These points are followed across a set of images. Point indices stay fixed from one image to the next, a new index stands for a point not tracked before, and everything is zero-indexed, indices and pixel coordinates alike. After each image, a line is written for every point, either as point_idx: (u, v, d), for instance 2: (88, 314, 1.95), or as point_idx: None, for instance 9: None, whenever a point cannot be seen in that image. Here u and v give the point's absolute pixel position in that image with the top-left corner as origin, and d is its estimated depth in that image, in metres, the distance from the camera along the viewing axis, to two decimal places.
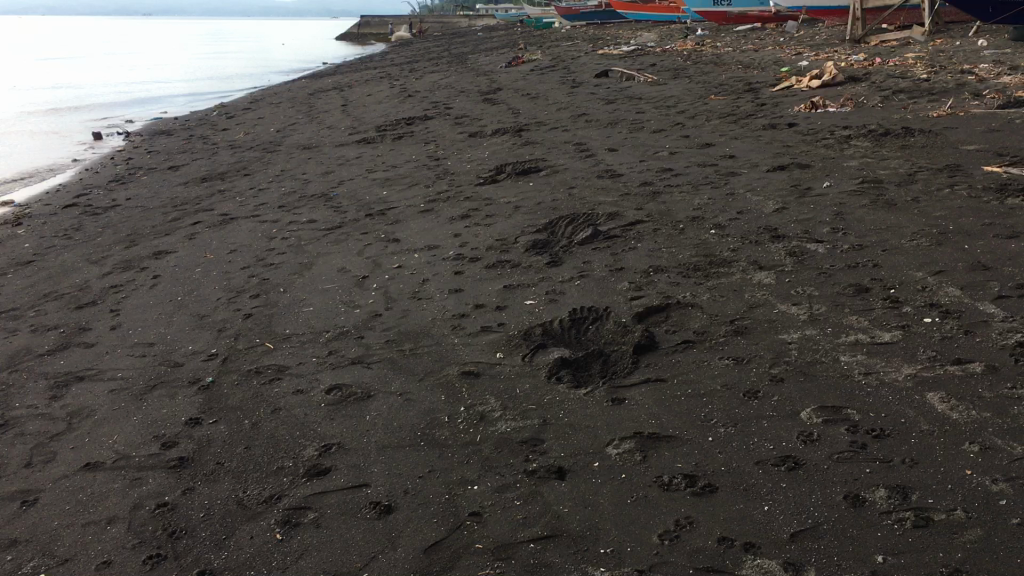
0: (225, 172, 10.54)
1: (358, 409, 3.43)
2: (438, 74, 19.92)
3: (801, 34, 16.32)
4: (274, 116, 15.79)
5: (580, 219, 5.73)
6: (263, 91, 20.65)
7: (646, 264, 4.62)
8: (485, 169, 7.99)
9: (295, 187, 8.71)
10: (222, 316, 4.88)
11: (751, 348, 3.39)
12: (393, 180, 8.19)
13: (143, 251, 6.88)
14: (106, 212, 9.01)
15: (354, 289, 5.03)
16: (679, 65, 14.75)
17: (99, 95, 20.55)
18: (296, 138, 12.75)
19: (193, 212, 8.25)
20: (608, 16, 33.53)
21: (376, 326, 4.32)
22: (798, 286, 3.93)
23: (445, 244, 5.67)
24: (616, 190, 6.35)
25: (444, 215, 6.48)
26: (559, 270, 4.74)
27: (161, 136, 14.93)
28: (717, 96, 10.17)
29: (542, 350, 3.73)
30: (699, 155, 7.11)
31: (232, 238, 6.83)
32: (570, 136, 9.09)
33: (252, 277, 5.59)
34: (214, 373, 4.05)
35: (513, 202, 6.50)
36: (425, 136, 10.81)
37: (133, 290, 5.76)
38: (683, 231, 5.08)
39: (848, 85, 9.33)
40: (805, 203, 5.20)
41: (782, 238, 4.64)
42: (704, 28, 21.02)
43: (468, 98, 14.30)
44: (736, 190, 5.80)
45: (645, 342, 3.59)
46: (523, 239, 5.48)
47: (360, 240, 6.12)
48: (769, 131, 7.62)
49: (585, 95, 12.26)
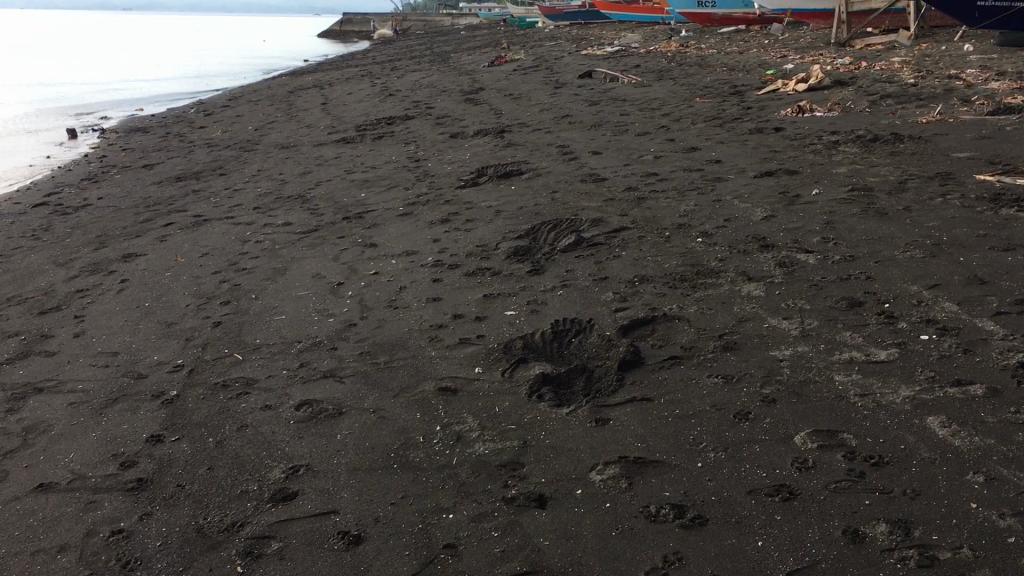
0: (201, 171, 10.32)
1: (329, 427, 3.26)
2: (420, 73, 19.74)
3: (786, 36, 16.25)
4: (253, 114, 15.56)
5: (563, 226, 5.58)
6: (242, 89, 20.38)
7: (631, 273, 4.47)
8: (466, 171, 7.83)
9: (272, 188, 8.52)
10: (191, 325, 4.69)
11: (742, 366, 3.25)
12: (372, 182, 8.02)
13: (113, 253, 6.67)
14: (78, 211, 8.78)
15: (328, 296, 4.86)
16: (663, 66, 14.63)
17: (75, 92, 20.23)
18: (275, 136, 12.54)
19: (167, 213, 8.04)
20: (592, 16, 33.42)
21: (350, 337, 4.15)
22: (789, 299, 3.79)
23: (424, 250, 5.51)
24: (600, 195, 6.21)
25: (423, 219, 6.31)
26: (541, 279, 4.59)
27: (137, 133, 14.67)
28: (702, 99, 10.06)
29: (522, 365, 3.58)
30: (685, 159, 6.98)
31: (205, 240, 6.64)
32: (553, 138, 8.95)
33: (223, 283, 5.40)
34: (179, 386, 3.87)
35: (494, 206, 6.34)
36: (406, 136, 10.64)
37: (100, 295, 5.56)
38: (669, 239, 4.94)
39: (835, 89, 9.24)
40: (794, 212, 5.08)
41: (771, 248, 4.51)
42: (689, 30, 20.95)
43: (450, 97, 14.13)
44: (722, 197, 5.67)
45: (630, 358, 3.44)
46: (504, 245, 5.33)
47: (337, 245, 5.95)
48: (755, 135, 7.51)
49: (569, 95, 12.12)
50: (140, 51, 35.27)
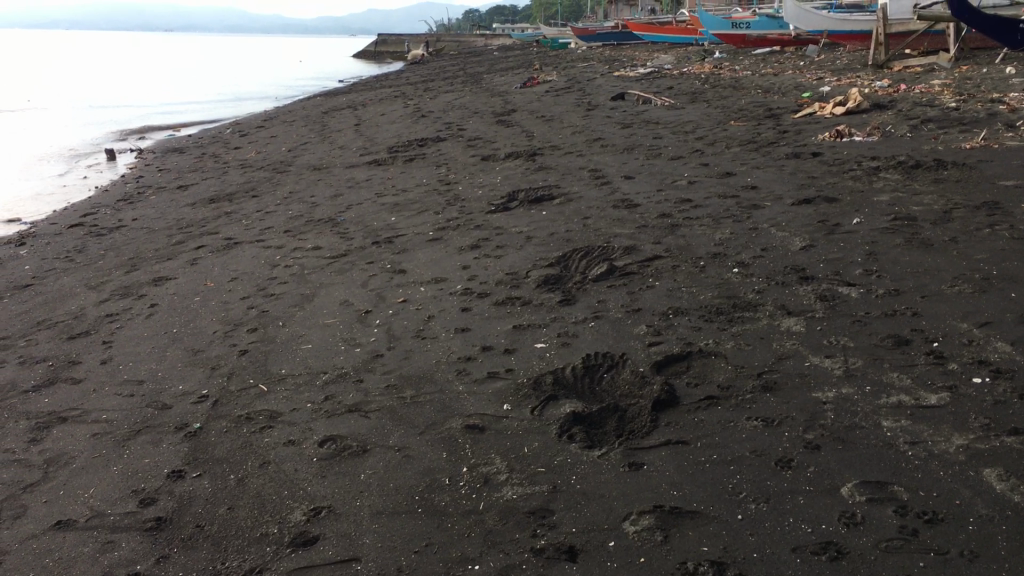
0: (234, 193, 10.32)
1: (353, 466, 3.16)
2: (452, 94, 19.77)
3: (822, 58, 16.08)
4: (286, 135, 15.62)
5: (594, 253, 5.47)
6: (277, 110, 20.50)
7: (665, 304, 4.35)
8: (498, 195, 7.74)
9: (303, 210, 8.48)
10: (216, 352, 4.62)
11: (782, 408, 3.12)
12: (402, 205, 7.96)
13: (143, 277, 6.65)
14: (111, 233, 8.80)
15: (355, 325, 4.77)
16: (697, 88, 14.50)
17: (113, 113, 20.46)
18: (308, 158, 12.55)
19: (198, 236, 8.02)
20: (625, 36, 33.35)
21: (376, 369, 4.06)
22: (831, 336, 3.66)
23: (453, 277, 5.42)
24: (633, 221, 6.09)
25: (453, 244, 6.22)
26: (572, 310, 4.47)
27: (172, 154, 14.77)
28: (737, 122, 9.93)
29: (552, 401, 3.46)
30: (720, 185, 6.86)
31: (235, 265, 6.59)
32: (585, 161, 8.86)
33: (251, 309, 5.33)
34: (202, 418, 3.78)
35: (525, 232, 6.24)
36: (437, 158, 10.60)
37: (128, 320, 5.52)
38: (704, 268, 4.81)
39: (873, 113, 9.07)
40: (834, 242, 4.95)
41: (811, 279, 4.38)
42: (723, 51, 20.83)
43: (482, 119, 14.10)
44: (759, 224, 5.54)
45: (665, 397, 3.31)
46: (534, 273, 5.22)
47: (366, 270, 5.87)
48: (793, 160, 7.36)
49: (601, 117, 12.04)
50: (178, 71, 35.72)
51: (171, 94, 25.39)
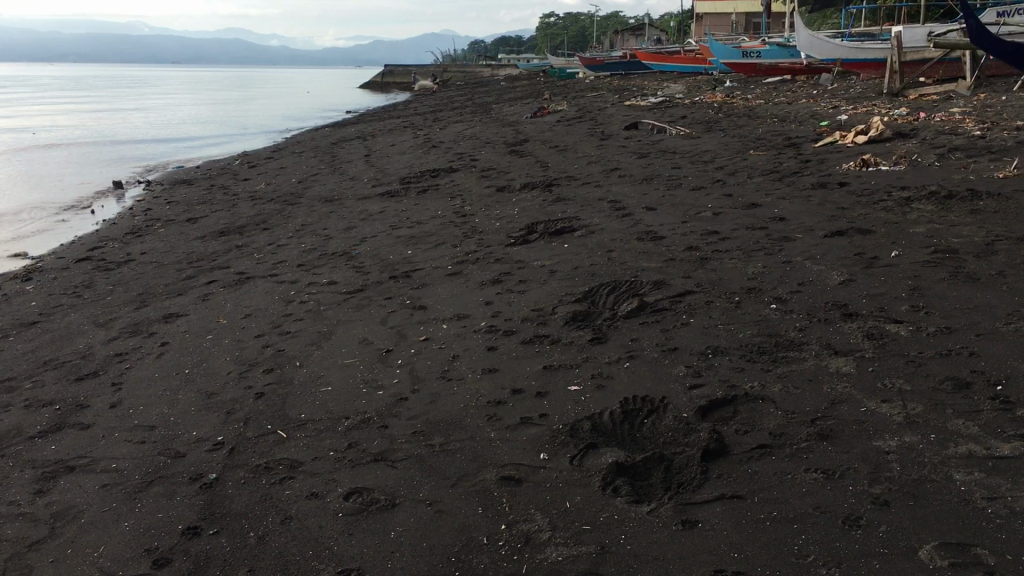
0: (245, 226, 10.18)
1: (382, 522, 2.95)
2: (463, 124, 19.69)
3: (835, 86, 15.97)
4: (296, 166, 15.52)
5: (622, 288, 5.28)
6: (286, 141, 20.45)
7: (703, 343, 4.15)
8: (516, 227, 7.58)
9: (316, 243, 8.32)
10: (231, 395, 4.43)
11: (842, 458, 2.90)
12: (418, 238, 7.79)
13: (153, 313, 6.47)
14: (120, 267, 8.65)
15: (376, 365, 4.57)
16: (711, 117, 14.37)
17: (122, 145, 20.45)
18: (318, 189, 12.43)
19: (209, 270, 7.86)
20: (633, 66, 33.37)
21: (401, 413, 3.86)
22: (885, 378, 3.45)
23: (476, 313, 5.22)
24: (660, 254, 5.90)
25: (473, 279, 6.04)
26: (604, 350, 4.27)
27: (182, 186, 14.67)
28: (756, 151, 9.77)
29: (591, 450, 3.25)
30: (746, 216, 6.68)
31: (248, 301, 6.42)
32: (603, 192, 8.69)
33: (266, 348, 5.14)
34: (218, 467, 3.59)
35: (548, 266, 6.06)
36: (451, 189, 10.45)
37: (139, 360, 5.33)
38: (740, 305, 4.61)
39: (896, 141, 8.91)
40: (874, 275, 4.75)
41: (855, 316, 4.17)
42: (734, 79, 20.75)
43: (494, 149, 13.98)
44: (793, 257, 5.34)
45: (714, 445, 3.10)
46: (561, 309, 5.03)
47: (384, 306, 5.68)
48: (819, 190, 7.18)
49: (616, 147, 11.90)
50: (188, 104, 35.85)
51: (179, 126, 25.44)
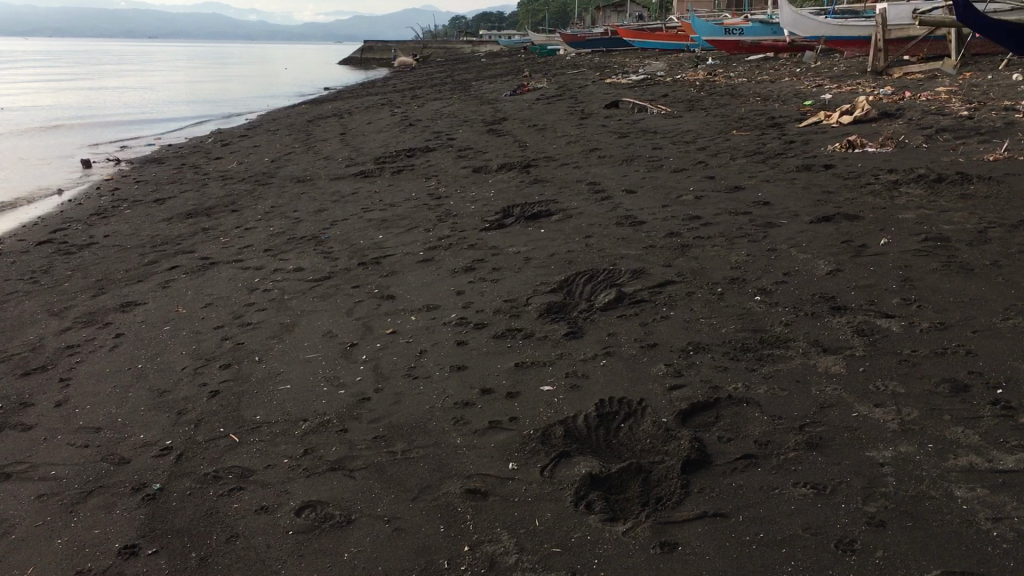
0: (213, 207, 9.87)
1: (336, 542, 2.71)
2: (441, 102, 19.36)
3: (819, 64, 15.75)
4: (270, 145, 15.17)
5: (600, 278, 5.05)
6: (260, 118, 20.04)
7: (684, 339, 3.92)
8: (491, 211, 7.31)
9: (285, 227, 8.04)
10: (184, 394, 4.16)
11: (834, 471, 2.68)
12: (391, 221, 7.52)
13: (111, 302, 6.17)
14: (81, 251, 8.33)
15: (339, 361, 4.32)
16: (693, 95, 14.12)
17: (92, 122, 19.99)
18: (291, 169, 12.11)
19: (172, 254, 7.56)
20: (614, 42, 33.05)
21: (362, 415, 3.61)
22: (878, 380, 3.23)
23: (447, 304, 4.98)
24: (639, 241, 5.67)
25: (445, 266, 5.78)
26: (579, 346, 4.03)
27: (151, 164, 14.30)
28: (739, 131, 9.55)
29: (564, 459, 3.01)
30: (729, 200, 6.46)
31: (210, 288, 6.14)
32: (582, 173, 8.45)
33: (224, 341, 4.87)
34: (163, 476, 3.33)
35: (523, 253, 5.82)
36: (426, 170, 10.18)
37: (91, 353, 5.05)
38: (723, 296, 4.39)
39: (883, 122, 8.71)
40: (862, 265, 4.54)
41: (844, 310, 3.96)
42: (716, 57, 20.49)
43: (471, 128, 13.69)
44: (778, 245, 5.12)
45: (695, 455, 2.87)
46: (535, 300, 4.79)
47: (351, 296, 5.43)
48: (804, 173, 6.97)
49: (595, 127, 11.65)
50: (163, 79, 35.29)
51: (152, 102, 24.94)
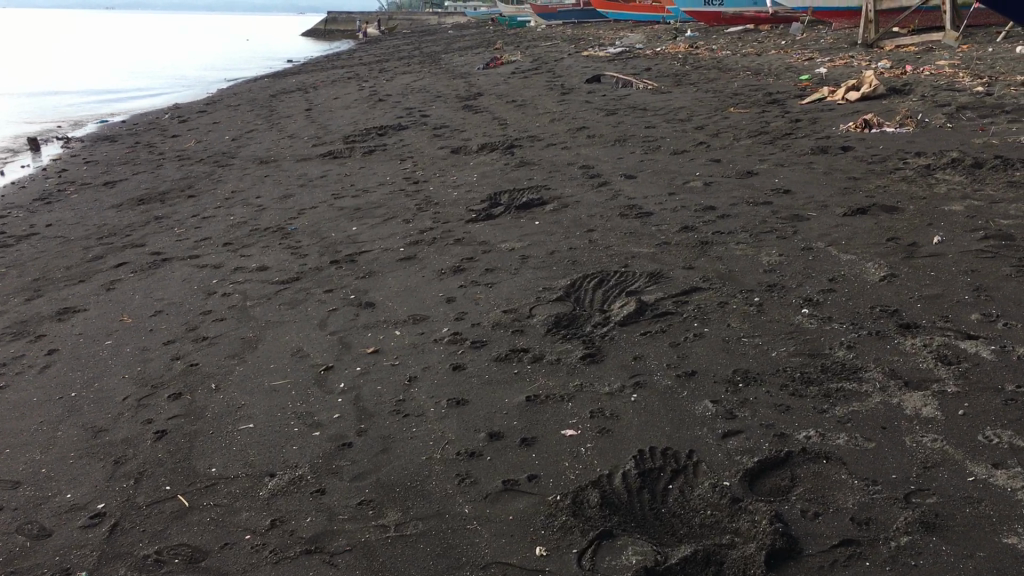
0: (168, 192, 9.08)
1: None
2: (411, 75, 18.52)
3: (806, 37, 15.16)
4: (231, 121, 14.31)
5: (610, 283, 4.40)
6: (220, 92, 19.07)
7: (729, 366, 3.27)
8: (477, 199, 6.63)
9: (247, 215, 7.30)
10: (124, 435, 3.44)
11: (969, 569, 2.06)
12: (364, 210, 6.81)
13: (45, 308, 5.40)
14: (19, 243, 7.52)
15: (312, 391, 3.63)
16: (678, 69, 13.49)
17: (43, 97, 18.94)
18: (254, 148, 11.31)
19: (121, 248, 6.80)
20: (587, 14, 32.31)
21: (342, 470, 2.93)
22: (988, 428, 2.61)
23: (436, 315, 4.30)
24: (650, 237, 5.01)
25: (430, 266, 5.10)
26: (602, 374, 3.38)
27: (104, 142, 13.42)
28: (737, 109, 8.92)
29: (605, 541, 2.36)
30: (743, 187, 5.82)
31: (161, 291, 5.41)
32: (571, 155, 7.79)
33: (176, 362, 4.16)
34: (92, 558, 2.63)
35: (517, 250, 5.15)
36: (400, 150, 9.46)
37: (17, 376, 4.30)
38: (763, 309, 3.75)
39: (893, 98, 8.11)
40: (920, 269, 3.92)
41: (916, 329, 3.33)
42: (695, 29, 19.83)
43: (446, 103, 12.96)
44: (813, 242, 4.50)
45: (781, 542, 2.23)
46: (539, 311, 4.12)
47: (323, 303, 4.73)
48: (821, 156, 6.35)
49: (579, 102, 10.98)
50: (123, 52, 33.93)
51: (111, 76, 23.82)
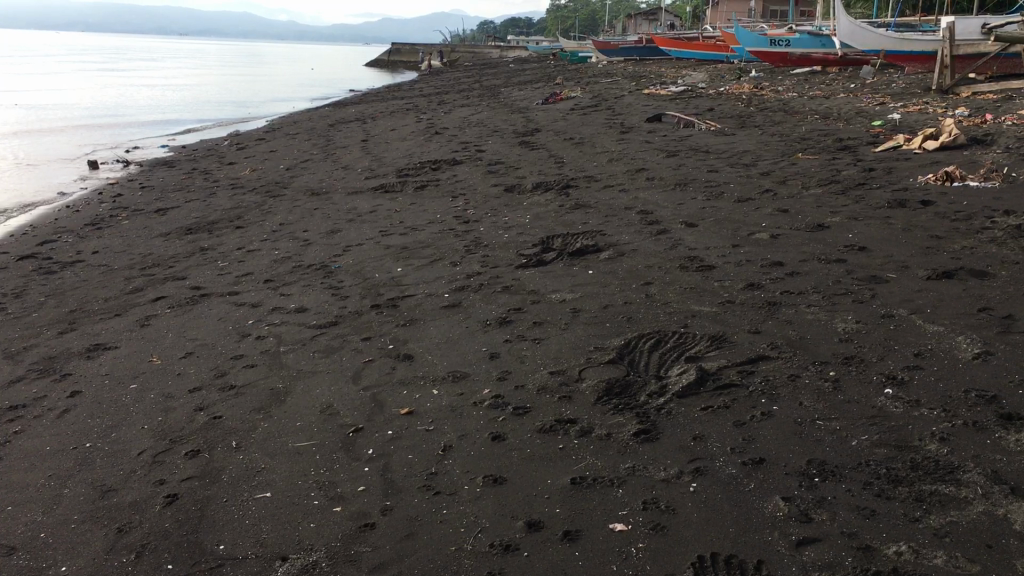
0: (217, 221, 8.95)
1: None
2: (469, 109, 18.39)
3: (876, 80, 14.70)
4: (287, 151, 14.26)
5: (667, 345, 4.05)
6: (280, 120, 19.15)
7: (802, 456, 2.89)
8: (528, 242, 6.33)
9: (292, 250, 7.09)
10: (132, 498, 3.16)
11: None
12: (411, 250, 6.55)
13: (76, 344, 5.21)
14: (63, 271, 7.39)
15: (338, 456, 3.33)
16: (742, 110, 13.13)
17: (104, 120, 19.18)
18: (307, 179, 11.18)
19: (162, 280, 6.61)
20: (649, 51, 32.10)
21: (361, 558, 2.61)
22: None
23: (478, 373, 3.98)
24: (712, 294, 4.66)
25: (475, 316, 4.80)
26: (657, 455, 3.02)
27: (161, 168, 13.42)
28: (806, 154, 8.53)
29: None
30: (814, 241, 5.45)
31: (195, 330, 5.18)
32: (629, 198, 7.46)
33: (198, 414, 3.89)
34: None
35: (568, 302, 4.83)
36: (453, 186, 9.22)
37: (34, 420, 4.07)
38: (840, 387, 3.37)
39: (974, 149, 7.66)
40: (1019, 347, 3.51)
41: (1019, 422, 2.93)
42: (760, 69, 19.44)
43: (502, 138, 12.74)
44: (894, 309, 4.10)
45: None
46: (589, 374, 3.78)
47: (359, 353, 4.44)
48: (898, 210, 5.95)
49: (639, 142, 10.67)
50: (188, 77, 34.51)
51: (173, 100, 24.12)
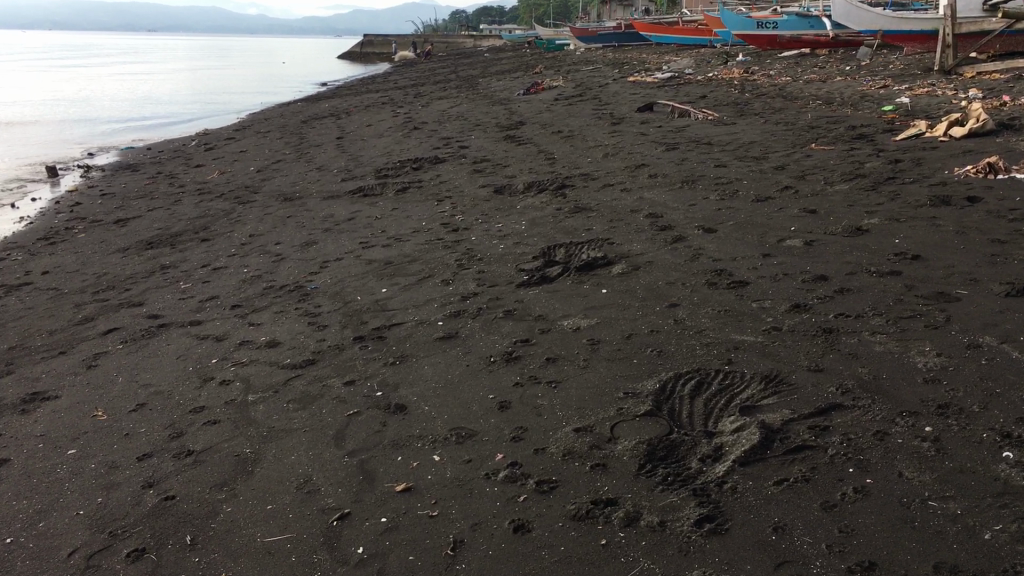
0: (180, 234, 8.19)
1: None
2: (448, 101, 17.63)
3: (873, 62, 14.10)
4: (258, 151, 13.47)
5: (713, 389, 3.36)
6: (251, 117, 18.32)
7: (924, 559, 2.23)
8: (528, 254, 5.63)
9: (263, 268, 6.35)
10: None
11: None
12: (396, 265, 5.84)
13: (11, 392, 4.47)
14: (7, 297, 6.62)
15: (320, 558, 2.62)
16: (736, 97, 12.50)
17: (68, 124, 18.28)
18: (280, 182, 10.43)
19: (116, 307, 5.86)
20: (627, 37, 31.41)
21: None
22: None
23: (488, 430, 3.29)
24: (754, 319, 3.99)
25: (476, 351, 4.10)
26: (733, 556, 2.35)
27: (123, 172, 12.60)
28: (819, 145, 7.88)
29: None
30: (857, 248, 4.78)
31: (149, 373, 4.44)
32: (633, 198, 6.79)
33: (146, 494, 3.16)
34: None
35: (583, 331, 4.14)
36: (436, 188, 8.52)
37: None
38: (944, 450, 2.70)
39: (1005, 136, 7.04)
40: None
41: None
42: (747, 53, 18.80)
43: (485, 133, 12.04)
44: (978, 337, 3.45)
45: None
46: (623, 434, 3.09)
47: (341, 403, 3.73)
48: (943, 208, 5.30)
49: (633, 134, 9.99)
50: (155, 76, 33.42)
51: (139, 101, 23.19)
